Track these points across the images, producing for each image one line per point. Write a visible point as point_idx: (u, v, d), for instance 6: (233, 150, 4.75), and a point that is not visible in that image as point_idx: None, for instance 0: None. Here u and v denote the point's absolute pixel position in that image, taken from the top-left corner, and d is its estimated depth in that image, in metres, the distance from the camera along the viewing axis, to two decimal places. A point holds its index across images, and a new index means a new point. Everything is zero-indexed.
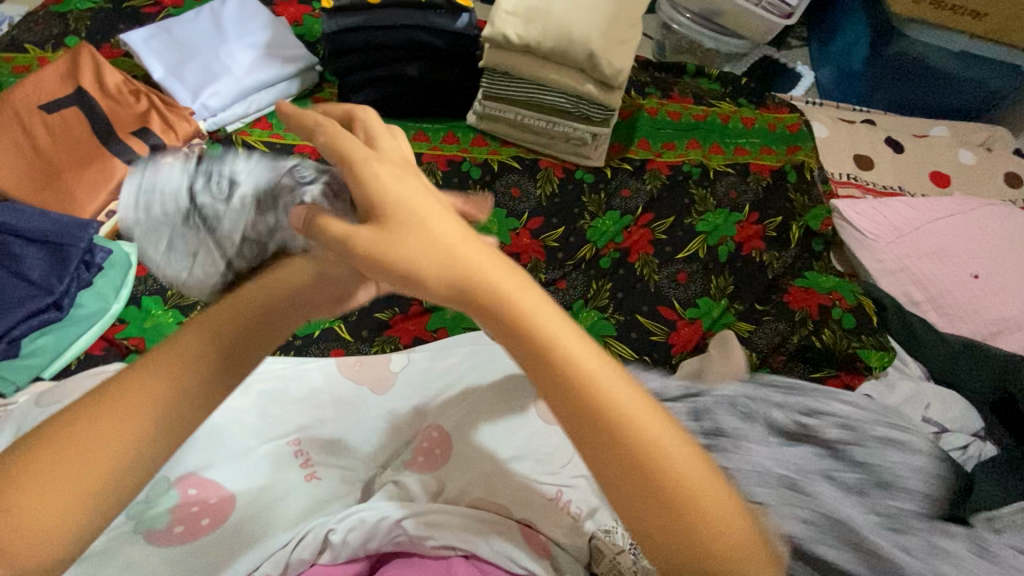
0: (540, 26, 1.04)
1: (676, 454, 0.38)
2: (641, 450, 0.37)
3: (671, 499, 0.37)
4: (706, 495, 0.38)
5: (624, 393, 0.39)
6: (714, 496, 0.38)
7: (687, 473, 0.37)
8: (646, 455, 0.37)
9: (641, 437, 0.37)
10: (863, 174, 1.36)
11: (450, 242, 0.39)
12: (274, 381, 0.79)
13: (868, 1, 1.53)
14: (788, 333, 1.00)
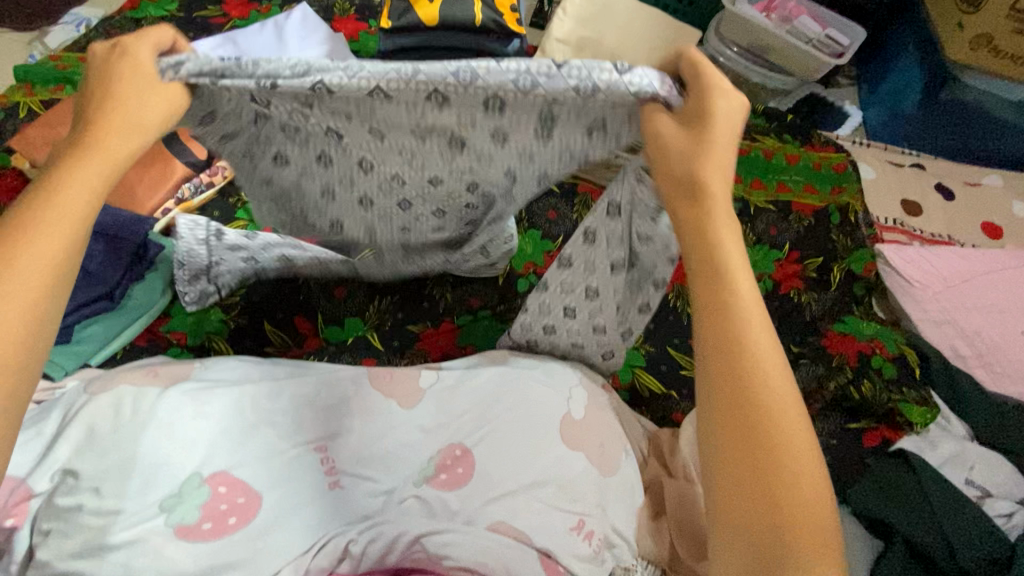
0: (590, 55, 1.05)
1: (780, 386, 0.42)
2: (755, 373, 0.42)
3: (762, 415, 0.41)
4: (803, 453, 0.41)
5: (762, 321, 0.44)
6: (809, 499, 0.40)
7: (788, 403, 0.42)
8: (755, 374, 0.42)
9: (763, 370, 0.42)
10: (910, 219, 1.32)
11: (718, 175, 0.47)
12: (307, 387, 0.78)
13: (923, 46, 1.51)
14: (825, 378, 0.96)
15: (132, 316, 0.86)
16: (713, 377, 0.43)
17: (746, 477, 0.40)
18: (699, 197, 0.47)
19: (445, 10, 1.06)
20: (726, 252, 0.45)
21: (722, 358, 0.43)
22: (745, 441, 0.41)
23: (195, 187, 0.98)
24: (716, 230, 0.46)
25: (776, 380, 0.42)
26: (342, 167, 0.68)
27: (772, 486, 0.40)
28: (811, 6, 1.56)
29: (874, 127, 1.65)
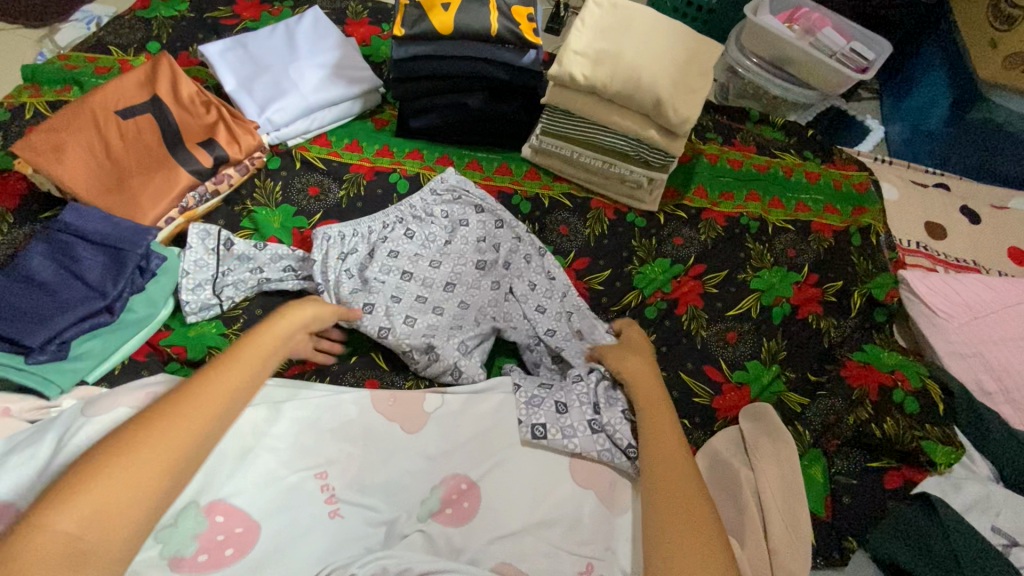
0: (608, 68, 1.01)
1: (697, 528, 0.58)
2: (680, 520, 0.59)
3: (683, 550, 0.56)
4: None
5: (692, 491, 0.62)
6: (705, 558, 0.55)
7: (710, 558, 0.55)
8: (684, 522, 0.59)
9: (686, 522, 0.59)
10: (934, 243, 1.28)
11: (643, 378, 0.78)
12: (307, 410, 0.76)
13: (950, 62, 1.48)
14: (844, 412, 0.93)
15: (132, 329, 0.83)
16: (661, 524, 0.59)
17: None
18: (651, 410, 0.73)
19: (460, 18, 1.02)
20: (659, 429, 0.70)
21: (663, 508, 0.60)
22: (676, 518, 0.59)
23: (200, 196, 0.97)
24: (657, 427, 0.70)
25: (690, 494, 0.61)
26: (426, 293, 0.93)
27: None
28: (835, 18, 1.52)
29: (896, 144, 1.61)
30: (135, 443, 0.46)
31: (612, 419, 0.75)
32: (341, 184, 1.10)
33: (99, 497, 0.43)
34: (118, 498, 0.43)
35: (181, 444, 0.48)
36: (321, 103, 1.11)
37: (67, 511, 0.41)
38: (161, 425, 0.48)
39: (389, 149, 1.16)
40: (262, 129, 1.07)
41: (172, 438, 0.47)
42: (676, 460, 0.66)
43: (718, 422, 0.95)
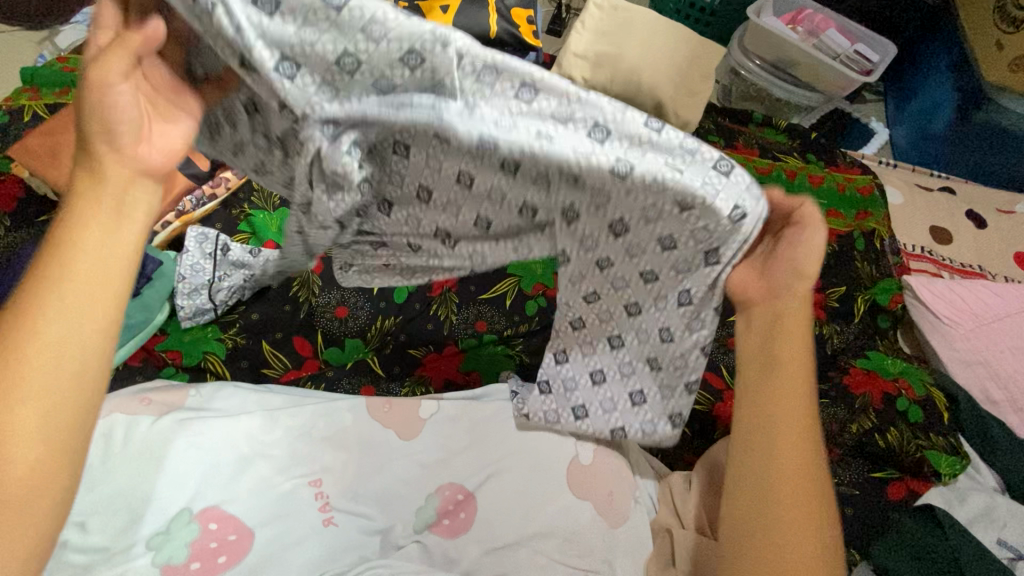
0: (609, 71, 1.00)
1: (794, 454, 0.57)
2: (780, 459, 0.58)
3: (775, 483, 0.57)
4: (796, 509, 0.57)
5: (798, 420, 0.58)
6: (799, 502, 0.57)
7: (800, 489, 0.57)
8: (782, 462, 0.57)
9: (788, 454, 0.57)
10: (939, 248, 1.26)
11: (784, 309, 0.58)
12: (303, 416, 0.74)
13: (954, 65, 1.46)
14: (847, 421, 0.91)
15: (126, 334, 0.83)
16: (741, 454, 0.60)
17: (767, 529, 0.57)
18: (776, 323, 0.58)
19: (460, 20, 1.01)
20: (782, 358, 0.58)
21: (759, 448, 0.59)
22: (764, 485, 0.58)
23: (197, 200, 0.97)
24: (784, 347, 0.58)
25: (798, 431, 0.58)
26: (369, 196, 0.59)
27: (769, 533, 0.57)
28: (840, 20, 1.51)
29: (902, 147, 1.60)
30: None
31: (688, 320, 0.56)
32: None
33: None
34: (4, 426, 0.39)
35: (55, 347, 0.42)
36: None
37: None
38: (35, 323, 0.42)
39: None
40: None
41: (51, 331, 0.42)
42: (781, 390, 0.58)
43: (719, 430, 0.94)
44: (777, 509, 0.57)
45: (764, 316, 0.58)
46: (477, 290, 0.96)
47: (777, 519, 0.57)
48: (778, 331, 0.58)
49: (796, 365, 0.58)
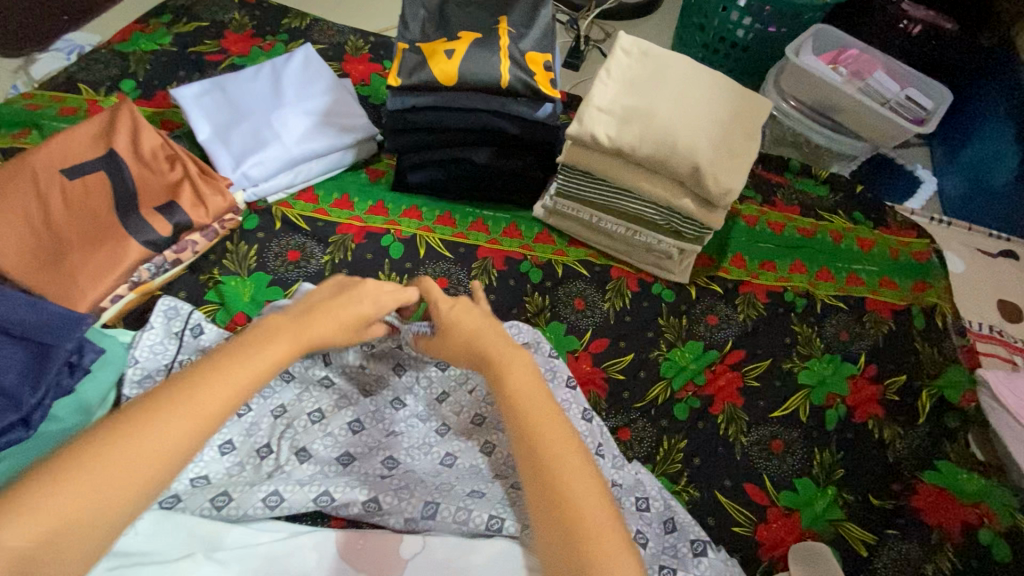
0: (637, 129, 0.86)
1: (582, 484, 0.48)
2: (544, 450, 0.50)
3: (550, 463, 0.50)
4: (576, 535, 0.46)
5: (529, 392, 0.55)
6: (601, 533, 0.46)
7: (572, 460, 0.50)
8: (538, 442, 0.51)
9: (545, 427, 0.52)
10: (1009, 326, 1.10)
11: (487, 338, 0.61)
12: (256, 560, 0.61)
13: (1018, 112, 1.31)
14: (921, 559, 0.78)
15: (51, 446, 0.68)
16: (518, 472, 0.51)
17: (562, 511, 0.47)
18: (460, 316, 0.64)
19: (466, 67, 0.88)
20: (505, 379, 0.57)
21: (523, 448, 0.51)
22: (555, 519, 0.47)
23: (156, 267, 0.83)
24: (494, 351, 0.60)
25: (558, 442, 0.51)
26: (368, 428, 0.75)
27: (567, 515, 0.47)
28: (886, 62, 1.37)
29: (952, 200, 1.45)
30: (125, 430, 0.44)
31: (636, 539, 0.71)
32: (326, 248, 0.97)
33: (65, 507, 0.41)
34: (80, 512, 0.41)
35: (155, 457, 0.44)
36: (307, 155, 0.97)
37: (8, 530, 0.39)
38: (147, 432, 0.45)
39: (383, 206, 1.04)
40: (236, 185, 0.94)
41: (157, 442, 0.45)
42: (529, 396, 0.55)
43: (762, 561, 0.79)
44: (555, 476, 0.49)
45: (454, 318, 0.64)
46: None
47: (569, 493, 0.48)
48: (464, 326, 0.63)
49: (491, 337, 0.62)
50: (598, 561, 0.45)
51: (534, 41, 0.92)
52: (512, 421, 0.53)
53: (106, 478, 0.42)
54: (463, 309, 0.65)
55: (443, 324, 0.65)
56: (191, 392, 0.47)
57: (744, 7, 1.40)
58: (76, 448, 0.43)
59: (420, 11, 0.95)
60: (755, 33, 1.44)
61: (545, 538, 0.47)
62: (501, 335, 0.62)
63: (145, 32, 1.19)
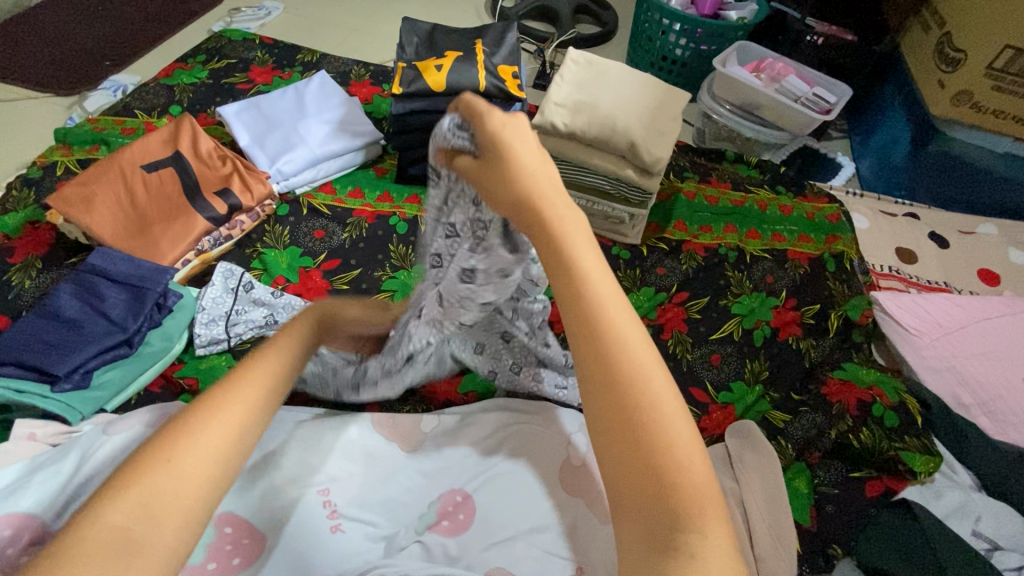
0: (586, 117, 1.12)
1: (670, 418, 0.39)
2: (619, 372, 0.40)
3: (648, 428, 0.39)
4: (643, 481, 0.38)
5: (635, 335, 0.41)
6: (691, 471, 0.39)
7: (668, 402, 0.40)
8: (625, 376, 0.40)
9: (622, 343, 0.41)
10: (905, 267, 1.35)
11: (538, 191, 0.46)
12: (310, 431, 0.80)
13: (908, 102, 1.58)
14: (825, 426, 0.99)
15: (148, 363, 0.89)
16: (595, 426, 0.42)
17: (638, 450, 0.39)
18: (547, 219, 0.45)
19: (452, 77, 1.14)
20: (571, 265, 0.43)
21: (609, 407, 0.40)
22: (631, 454, 0.39)
23: (214, 240, 1.05)
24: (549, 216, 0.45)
25: (645, 362, 0.41)
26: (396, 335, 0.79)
27: (656, 455, 0.38)
28: (797, 68, 1.65)
29: (868, 178, 1.70)
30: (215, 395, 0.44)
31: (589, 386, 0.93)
32: (345, 227, 1.17)
33: (158, 479, 0.39)
34: (179, 478, 0.39)
35: (244, 414, 0.44)
36: (326, 155, 1.21)
37: (114, 506, 0.37)
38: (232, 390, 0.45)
39: (389, 195, 1.24)
40: (272, 179, 1.17)
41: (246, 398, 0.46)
42: (603, 294, 0.42)
43: (705, 439, 0.99)
44: (649, 416, 0.39)
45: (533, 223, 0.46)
46: None
47: (644, 423, 0.39)
48: (552, 235, 0.44)
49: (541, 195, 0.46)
50: (682, 503, 0.38)
51: (504, 57, 1.18)
52: (582, 322, 0.41)
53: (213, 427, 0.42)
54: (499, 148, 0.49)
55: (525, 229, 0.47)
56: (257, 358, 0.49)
57: (679, 30, 1.70)
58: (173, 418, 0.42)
59: (413, 39, 1.21)
60: (690, 51, 1.74)
61: (613, 467, 0.40)
62: (594, 247, 0.44)
63: (186, 69, 1.45)
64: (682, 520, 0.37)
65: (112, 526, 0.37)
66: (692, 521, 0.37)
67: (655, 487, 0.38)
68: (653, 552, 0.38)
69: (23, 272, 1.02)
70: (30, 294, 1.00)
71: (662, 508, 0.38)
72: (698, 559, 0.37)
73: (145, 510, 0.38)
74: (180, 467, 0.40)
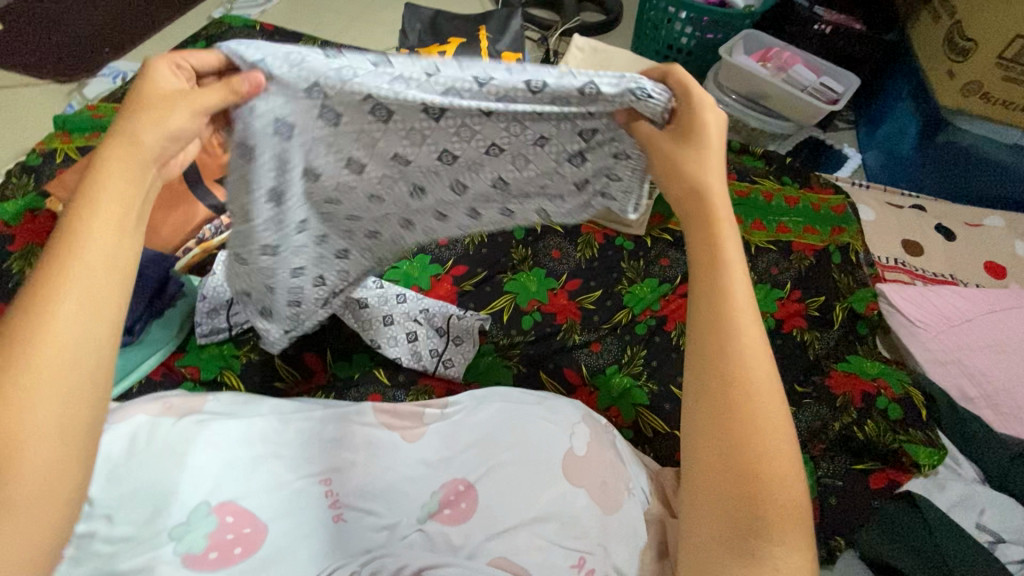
0: None
1: (776, 443, 0.46)
2: (745, 381, 0.47)
3: (752, 438, 0.45)
4: (738, 479, 0.45)
5: (761, 360, 0.48)
6: (788, 491, 0.45)
7: (779, 431, 0.46)
8: (747, 387, 0.47)
9: (756, 363, 0.47)
10: (912, 259, 1.34)
11: (718, 202, 0.54)
12: (312, 421, 0.79)
13: (916, 92, 1.56)
14: (830, 418, 0.99)
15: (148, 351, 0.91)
16: (702, 423, 0.48)
17: (742, 453, 0.45)
18: (712, 232, 0.52)
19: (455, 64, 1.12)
20: (733, 280, 0.50)
21: (724, 401, 0.47)
22: (733, 451, 0.45)
23: (216, 229, 1.02)
24: (721, 233, 0.53)
25: (767, 388, 0.47)
26: (370, 197, 0.69)
27: (752, 462, 0.45)
28: (804, 57, 1.63)
29: (874, 170, 1.69)
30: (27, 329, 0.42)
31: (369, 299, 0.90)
32: None
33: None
34: (20, 428, 0.40)
35: (64, 340, 0.43)
36: None
37: None
38: (51, 318, 0.43)
39: None
40: None
41: (69, 324, 0.43)
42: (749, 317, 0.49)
43: None
44: (759, 431, 0.45)
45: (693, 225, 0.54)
46: (475, 305, 1.10)
47: (758, 434, 0.45)
48: (714, 245, 0.52)
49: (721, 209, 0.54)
50: (765, 510, 0.44)
51: (508, 44, 1.17)
52: (724, 327, 0.49)
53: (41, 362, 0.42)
54: (694, 159, 0.56)
55: (681, 221, 0.57)
56: (62, 271, 0.45)
57: (685, 18, 1.68)
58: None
59: (416, 25, 1.20)
60: (696, 40, 1.72)
61: (710, 456, 0.46)
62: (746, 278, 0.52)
63: (186, 56, 1.44)
64: (762, 522, 0.44)
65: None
66: (766, 529, 0.43)
67: (751, 491, 0.44)
68: (732, 540, 0.44)
69: (23, 259, 1.02)
70: None
71: (752, 515, 0.44)
72: (777, 563, 0.43)
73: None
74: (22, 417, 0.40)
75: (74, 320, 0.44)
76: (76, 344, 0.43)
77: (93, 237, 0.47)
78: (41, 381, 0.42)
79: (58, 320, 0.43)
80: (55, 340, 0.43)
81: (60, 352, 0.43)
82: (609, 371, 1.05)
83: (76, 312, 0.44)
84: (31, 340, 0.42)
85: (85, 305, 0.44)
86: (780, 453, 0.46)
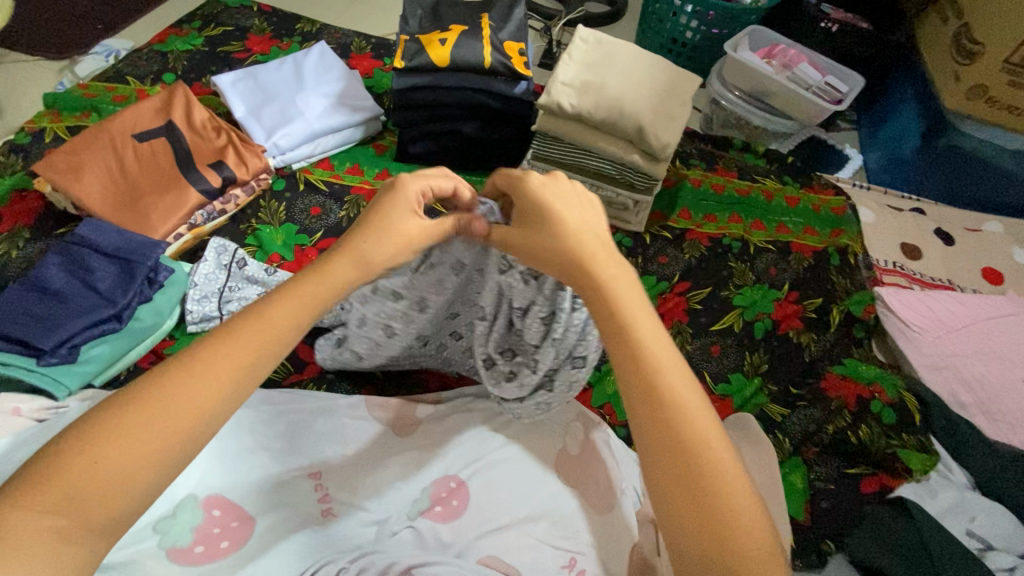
0: (593, 98, 1.08)
1: (729, 482, 0.43)
2: (683, 427, 0.45)
3: (707, 486, 0.43)
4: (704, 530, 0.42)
5: (691, 397, 0.46)
6: (753, 528, 0.43)
7: (727, 466, 0.44)
8: (687, 433, 0.45)
9: (686, 404, 0.46)
10: (909, 263, 1.33)
11: (597, 256, 0.53)
12: (304, 415, 0.81)
13: (920, 93, 1.54)
14: (824, 421, 0.99)
15: (137, 338, 0.87)
16: (657, 480, 0.45)
17: (700, 505, 0.43)
18: (597, 288, 0.51)
19: (456, 53, 1.09)
20: (638, 330, 0.49)
21: (671, 452, 0.44)
22: (689, 498, 0.43)
23: (208, 215, 1.03)
24: (606, 286, 0.51)
25: (707, 428, 0.45)
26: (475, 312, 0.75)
27: (711, 510, 0.42)
28: (809, 55, 1.61)
29: (875, 171, 1.64)
30: (170, 379, 0.43)
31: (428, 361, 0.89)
32: (342, 205, 1.14)
33: (86, 476, 0.39)
34: (117, 471, 0.40)
35: (197, 401, 0.43)
36: (324, 129, 1.17)
37: (37, 502, 0.38)
38: (194, 373, 0.44)
39: (388, 172, 1.21)
40: (268, 153, 1.13)
41: (201, 386, 0.43)
42: (665, 355, 0.48)
43: None
44: (710, 477, 0.43)
45: (584, 283, 0.52)
46: None
47: (710, 480, 0.43)
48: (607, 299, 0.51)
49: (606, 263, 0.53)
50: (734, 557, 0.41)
51: (511, 32, 1.14)
52: (647, 377, 0.47)
53: (159, 419, 0.41)
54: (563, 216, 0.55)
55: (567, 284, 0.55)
56: (231, 333, 0.47)
57: (691, 11, 1.65)
58: (127, 397, 0.42)
59: (417, 11, 1.17)
60: (701, 34, 1.69)
61: (672, 509, 0.44)
62: (648, 319, 0.50)
63: (180, 36, 1.40)
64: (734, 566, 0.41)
65: (30, 520, 0.37)
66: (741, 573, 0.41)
67: (717, 544, 0.42)
68: None
69: (11, 242, 0.99)
70: (18, 264, 0.97)
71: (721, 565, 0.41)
72: None
73: (74, 496, 0.38)
74: (116, 460, 0.40)
75: (204, 385, 0.44)
76: (198, 402, 0.43)
77: (274, 307, 0.49)
78: (153, 432, 0.41)
79: (200, 379, 0.44)
80: (186, 394, 0.43)
81: (186, 404, 0.43)
82: (604, 369, 1.04)
83: (220, 376, 0.44)
84: (166, 387, 0.43)
85: (225, 374, 0.44)
86: (742, 499, 0.43)
